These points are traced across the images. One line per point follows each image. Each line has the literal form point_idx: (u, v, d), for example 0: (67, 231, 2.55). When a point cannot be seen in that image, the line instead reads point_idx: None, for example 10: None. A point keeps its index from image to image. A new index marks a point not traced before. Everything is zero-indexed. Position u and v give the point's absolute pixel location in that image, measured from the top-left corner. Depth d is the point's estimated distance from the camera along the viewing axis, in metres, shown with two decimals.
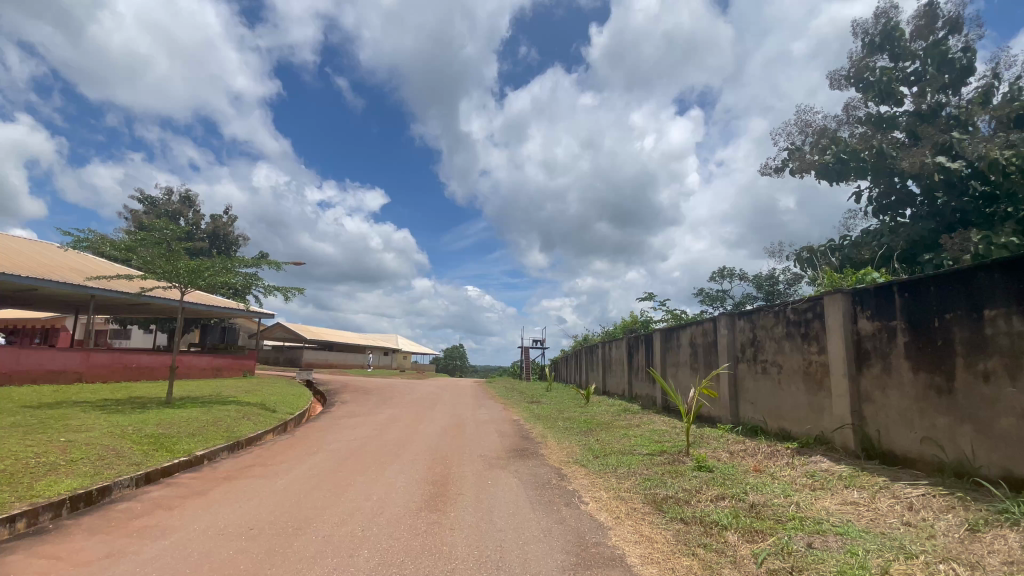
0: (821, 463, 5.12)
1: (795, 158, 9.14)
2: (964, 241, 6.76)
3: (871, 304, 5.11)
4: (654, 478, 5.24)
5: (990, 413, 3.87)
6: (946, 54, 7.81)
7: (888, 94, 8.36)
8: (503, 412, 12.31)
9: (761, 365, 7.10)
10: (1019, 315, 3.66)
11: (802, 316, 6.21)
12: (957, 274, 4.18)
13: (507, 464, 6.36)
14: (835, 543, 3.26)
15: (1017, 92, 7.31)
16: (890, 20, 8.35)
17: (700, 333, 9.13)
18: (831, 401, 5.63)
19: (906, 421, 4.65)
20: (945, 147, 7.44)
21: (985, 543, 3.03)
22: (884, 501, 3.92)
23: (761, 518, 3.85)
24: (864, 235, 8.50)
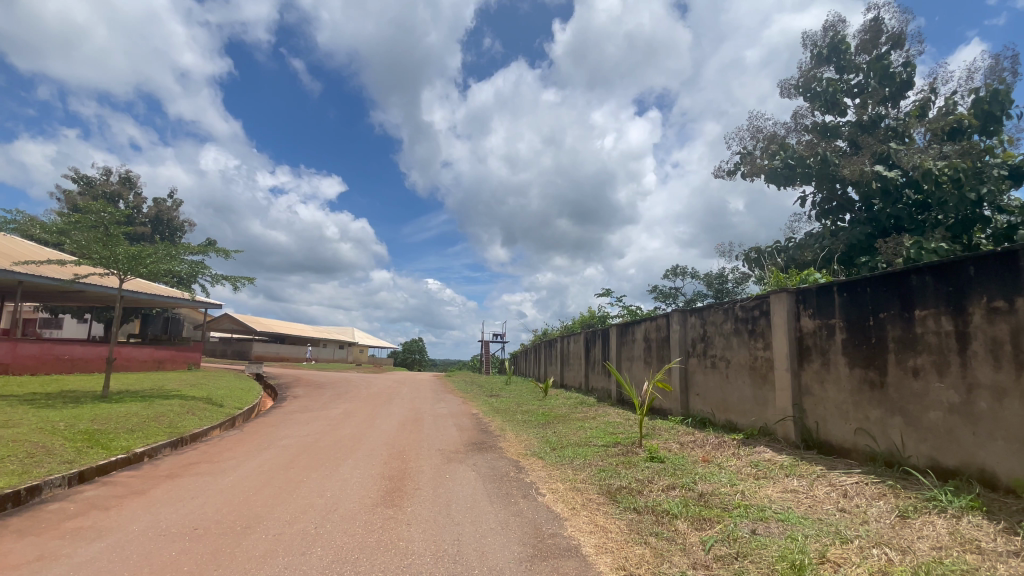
0: (764, 453, 5.40)
1: (747, 162, 9.54)
2: (896, 246, 7.24)
3: (813, 303, 5.42)
4: (608, 468, 5.39)
5: (918, 406, 4.19)
6: (887, 69, 8.32)
7: (833, 104, 8.84)
8: (461, 405, 12.30)
9: (710, 360, 7.40)
10: (946, 316, 3.97)
11: (750, 314, 6.51)
12: (892, 276, 4.48)
13: (465, 458, 6.36)
14: (777, 530, 3.46)
15: (949, 107, 7.87)
16: (837, 34, 8.82)
17: (654, 329, 9.42)
18: (774, 394, 5.95)
19: (842, 414, 4.98)
20: (883, 156, 7.95)
21: (914, 529, 3.29)
22: (821, 489, 4.19)
23: (709, 506, 4.03)
24: (807, 237, 8.98)
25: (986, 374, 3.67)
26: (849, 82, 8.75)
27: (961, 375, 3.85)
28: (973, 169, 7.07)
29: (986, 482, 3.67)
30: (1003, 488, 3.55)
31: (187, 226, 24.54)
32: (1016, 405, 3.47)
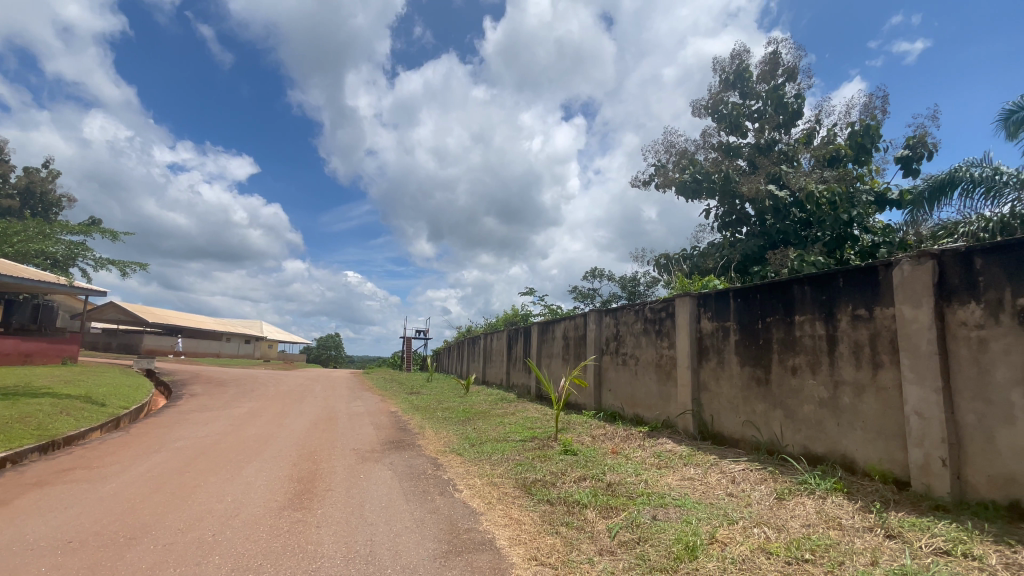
0: (666, 444, 5.84)
1: (661, 174, 10.17)
2: (783, 257, 8.09)
3: (712, 306, 5.93)
4: (524, 462, 5.54)
5: (795, 400, 4.74)
6: (782, 98, 9.27)
7: (736, 127, 9.69)
8: (379, 404, 11.96)
9: (622, 357, 7.83)
10: (819, 321, 4.53)
11: (657, 315, 6.98)
12: (777, 285, 5.04)
13: (382, 457, 6.20)
14: (675, 514, 3.76)
15: (830, 137, 8.94)
16: (742, 62, 9.67)
17: (572, 328, 9.77)
18: (676, 389, 6.44)
19: (733, 407, 5.51)
20: (776, 177, 8.84)
21: (789, 509, 3.73)
22: (714, 476, 4.61)
23: (616, 495, 4.30)
24: (709, 246, 9.79)
25: (850, 373, 4.23)
26: (750, 107, 9.64)
27: (830, 373, 4.40)
28: (845, 193, 8.10)
29: (847, 466, 4.24)
30: (860, 471, 4.12)
31: (66, 202, 21.61)
32: (873, 400, 4.04)
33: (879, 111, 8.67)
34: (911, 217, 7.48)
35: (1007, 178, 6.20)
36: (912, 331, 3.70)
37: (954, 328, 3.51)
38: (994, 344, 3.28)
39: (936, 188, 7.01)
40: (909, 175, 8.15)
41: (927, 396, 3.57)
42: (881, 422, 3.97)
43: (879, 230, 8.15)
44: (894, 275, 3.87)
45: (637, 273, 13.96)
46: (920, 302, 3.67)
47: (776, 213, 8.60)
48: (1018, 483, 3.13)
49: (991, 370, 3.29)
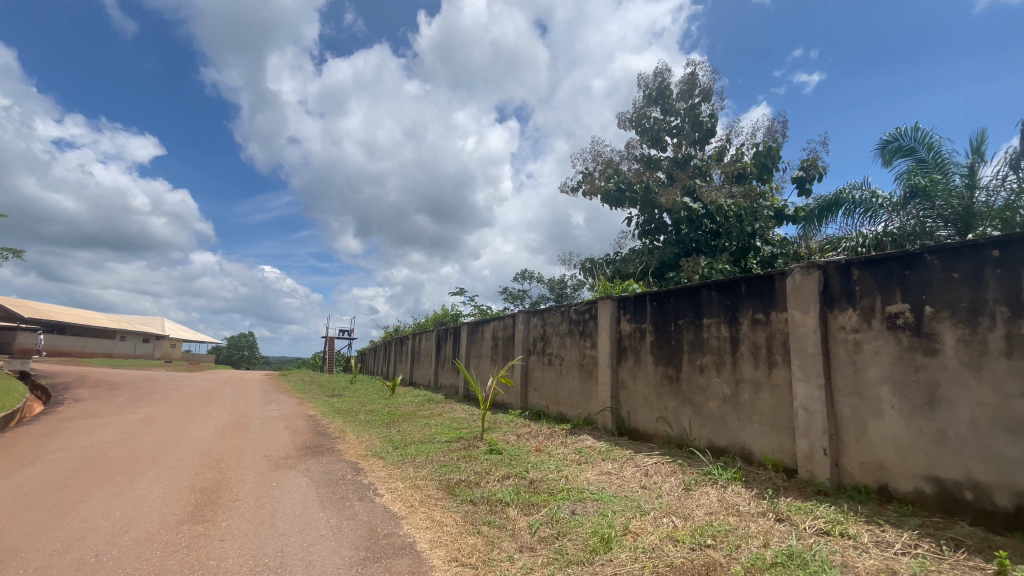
0: (586, 440, 6.07)
1: (588, 182, 10.54)
2: (695, 264, 8.69)
3: (630, 309, 6.24)
4: (449, 463, 5.50)
5: (701, 396, 5.12)
6: (698, 117, 9.96)
7: (657, 141, 10.28)
8: (297, 407, 11.35)
9: (548, 357, 8.02)
10: (724, 324, 4.92)
11: (582, 317, 7.22)
12: (688, 290, 5.40)
13: (297, 463, 5.88)
14: (592, 508, 3.92)
15: (738, 155, 9.73)
16: (664, 80, 10.27)
17: (501, 328, 9.85)
18: (597, 387, 6.71)
19: (648, 404, 5.83)
20: (690, 190, 9.48)
21: (694, 498, 4.02)
22: (629, 469, 4.86)
23: (537, 492, 4.39)
24: (631, 252, 10.30)
25: (749, 371, 4.63)
26: (670, 123, 10.26)
27: (732, 372, 4.80)
28: (749, 208, 8.87)
29: (745, 457, 4.64)
30: (756, 461, 4.52)
31: None
32: (768, 396, 4.45)
33: (779, 134, 9.57)
34: (804, 230, 8.32)
35: (881, 201, 7.06)
36: (801, 334, 4.13)
37: (835, 331, 3.95)
38: (867, 346, 3.73)
39: (825, 206, 7.84)
40: (802, 194, 9.07)
41: (813, 392, 3.99)
42: (774, 416, 4.38)
43: (777, 242, 8.99)
44: (788, 283, 4.30)
45: (564, 276, 14.36)
46: (809, 307, 4.10)
47: (690, 223, 9.22)
48: (884, 468, 3.58)
49: (865, 369, 3.74)
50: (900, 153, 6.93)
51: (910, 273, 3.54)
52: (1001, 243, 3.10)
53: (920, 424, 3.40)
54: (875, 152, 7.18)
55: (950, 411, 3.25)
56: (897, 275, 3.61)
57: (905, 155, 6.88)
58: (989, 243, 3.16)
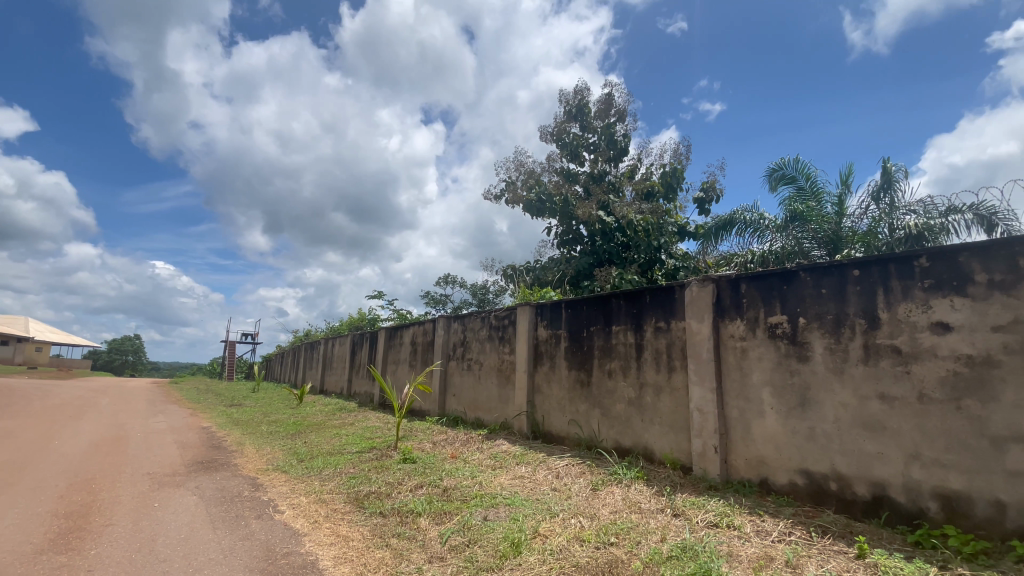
0: (502, 445, 6.12)
1: (510, 190, 10.72)
2: (608, 274, 9.14)
3: (547, 315, 6.42)
4: (359, 475, 5.28)
5: (610, 400, 5.38)
6: (614, 136, 10.52)
7: (576, 155, 10.70)
8: (188, 418, 10.31)
9: (467, 362, 8.00)
10: (631, 331, 5.21)
11: (501, 323, 7.30)
12: (600, 298, 5.67)
13: (185, 481, 5.34)
14: (503, 513, 3.96)
15: (649, 174, 10.40)
16: (583, 98, 10.73)
17: (420, 333, 9.67)
18: (514, 392, 6.80)
19: (561, 408, 6.02)
20: (605, 204, 9.96)
21: (601, 498, 4.20)
22: (541, 473, 4.98)
23: (450, 500, 4.35)
24: (550, 261, 10.60)
25: (652, 376, 4.95)
26: (588, 140, 10.73)
27: (637, 376, 5.09)
28: (657, 223, 9.51)
29: (647, 456, 4.94)
30: (657, 459, 4.83)
31: None
32: (668, 398, 4.77)
33: (684, 157, 10.35)
34: (702, 245, 9.05)
35: (767, 222, 7.89)
36: (697, 341, 4.49)
37: (726, 339, 4.34)
38: (753, 353, 4.14)
39: (721, 225, 8.59)
40: (703, 214, 9.89)
41: (707, 395, 4.35)
42: (673, 417, 4.72)
43: (680, 256, 9.69)
44: (686, 295, 4.66)
45: (487, 282, 14.44)
46: (705, 317, 4.46)
47: (604, 235, 9.68)
48: (765, 463, 3.98)
49: (750, 373, 4.14)
50: (783, 181, 7.79)
51: (788, 288, 3.98)
52: (859, 264, 3.58)
53: (795, 423, 3.82)
54: (763, 178, 8.00)
55: (818, 411, 3.69)
56: (777, 289, 4.04)
57: (788, 183, 7.75)
58: (850, 264, 3.63)
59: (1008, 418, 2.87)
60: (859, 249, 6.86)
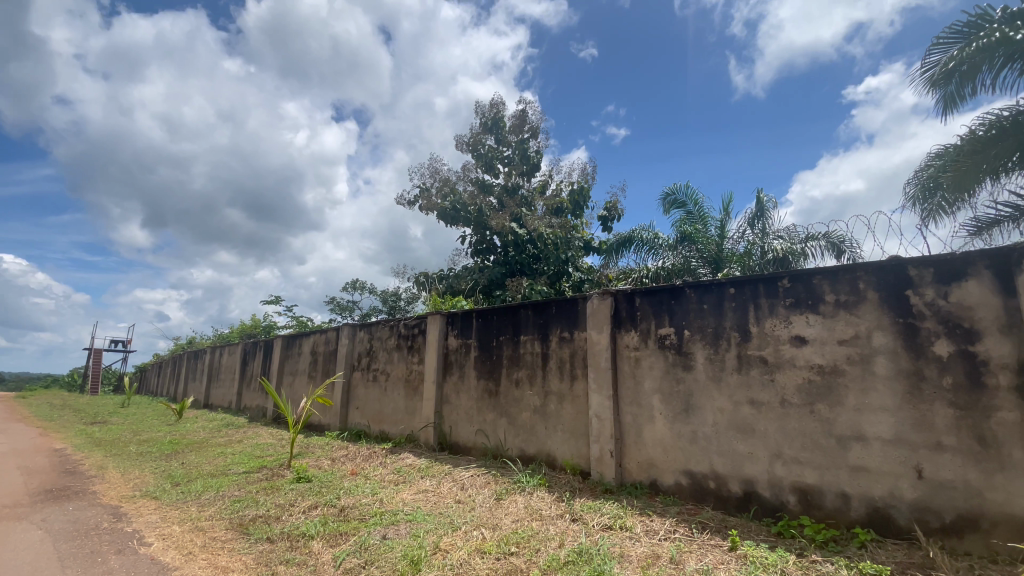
0: (406, 458, 5.96)
1: (423, 197, 10.57)
2: (519, 285, 9.33)
3: (457, 324, 6.39)
4: (245, 498, 4.83)
5: (516, 408, 5.47)
6: (527, 151, 10.82)
7: (490, 167, 10.84)
8: (31, 440, 8.78)
9: (372, 373, 7.70)
10: (538, 341, 5.36)
11: (410, 332, 7.12)
12: (509, 309, 5.76)
13: (24, 515, 4.52)
14: (404, 530, 3.85)
15: (559, 190, 10.81)
16: (498, 112, 10.93)
17: (322, 342, 9.14)
18: (421, 403, 6.65)
19: (468, 418, 6.00)
20: (518, 217, 10.18)
21: (504, 507, 4.24)
22: (446, 485, 4.91)
23: (347, 520, 4.14)
24: (463, 269, 10.60)
25: (556, 384, 5.11)
26: (503, 153, 10.92)
27: (542, 385, 5.24)
28: (565, 237, 9.90)
29: (549, 463, 5.08)
30: (559, 466, 4.98)
31: None
32: (570, 406, 4.96)
33: (591, 177, 10.89)
34: (604, 260, 9.56)
35: (661, 241, 8.55)
36: (597, 351, 4.72)
37: (623, 349, 4.61)
38: (645, 362, 4.44)
39: (622, 242, 9.15)
40: (606, 231, 10.47)
41: (605, 402, 4.58)
42: (574, 424, 4.90)
43: (585, 269, 10.15)
44: (588, 306, 4.89)
45: (397, 290, 14.07)
46: (604, 328, 4.71)
47: (516, 246, 9.87)
48: (655, 465, 4.27)
49: (643, 382, 4.43)
50: (675, 205, 8.51)
51: (676, 302, 4.33)
52: (734, 283, 4.00)
53: (680, 427, 4.15)
54: (658, 202, 8.69)
55: (700, 416, 4.04)
56: (667, 303, 4.38)
57: (679, 207, 8.48)
58: (727, 282, 4.04)
59: (849, 419, 3.35)
60: (736, 267, 7.62)
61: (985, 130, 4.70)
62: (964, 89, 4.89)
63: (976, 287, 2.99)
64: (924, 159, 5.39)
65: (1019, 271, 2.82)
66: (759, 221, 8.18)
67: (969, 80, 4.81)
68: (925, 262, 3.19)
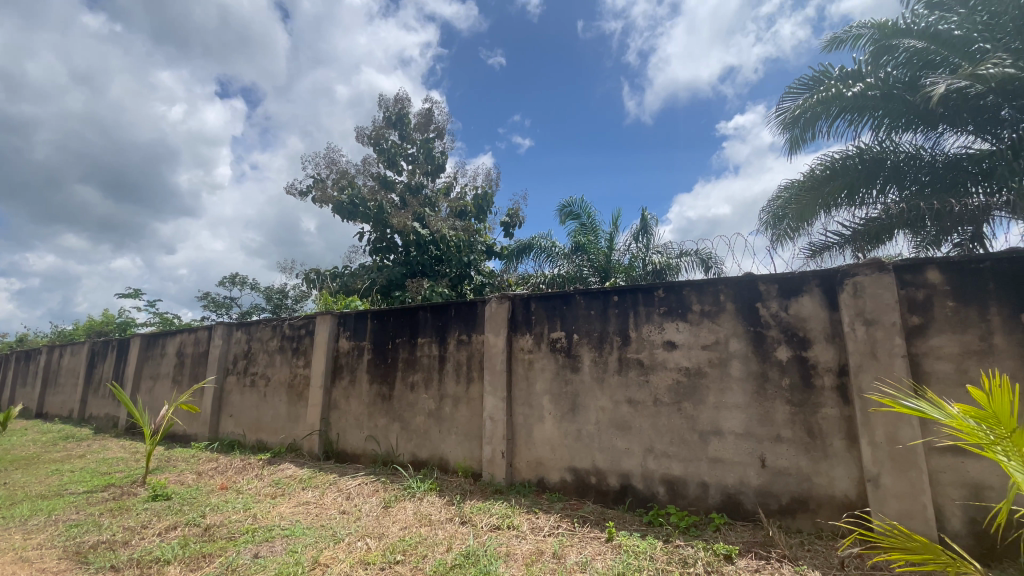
0: (286, 469, 5.53)
1: (318, 189, 9.95)
2: (419, 286, 9.16)
3: (350, 326, 6.09)
4: (83, 522, 4.15)
5: (410, 413, 5.35)
6: (431, 151, 10.68)
7: (393, 163, 10.52)
8: None
9: (250, 377, 7.06)
10: (435, 343, 5.30)
11: (296, 332, 6.64)
12: (407, 311, 5.62)
13: None
14: (279, 547, 3.56)
15: (463, 193, 10.81)
16: (403, 107, 10.66)
17: (191, 342, 8.17)
18: (306, 410, 6.23)
19: (358, 424, 5.75)
20: (420, 217, 10.01)
21: (392, 515, 4.12)
22: (330, 496, 4.64)
23: (213, 539, 3.73)
24: (359, 268, 10.15)
25: (452, 387, 5.09)
26: (407, 150, 10.66)
27: (438, 388, 5.19)
28: (467, 240, 9.91)
29: (441, 467, 5.03)
30: (451, 469, 4.96)
31: None
32: (464, 409, 4.97)
33: (495, 183, 11.04)
34: (505, 264, 9.73)
35: (558, 250, 8.94)
36: (492, 354, 4.79)
37: (517, 351, 4.73)
38: (538, 364, 4.60)
39: (522, 248, 9.40)
40: (508, 237, 10.68)
41: (498, 404, 4.66)
42: (468, 427, 4.92)
43: (486, 273, 10.27)
44: (486, 310, 4.95)
45: (285, 287, 13.07)
46: (500, 331, 4.80)
47: (418, 247, 9.70)
48: (543, 464, 4.43)
49: (535, 383, 4.58)
50: (571, 216, 8.96)
51: (568, 307, 4.54)
52: (619, 291, 4.30)
53: (567, 426, 4.35)
54: (556, 212, 9.07)
55: (585, 415, 4.28)
56: (559, 308, 4.58)
57: (574, 219, 8.93)
58: (612, 290, 4.33)
59: (710, 415, 3.76)
60: (621, 278, 8.27)
61: (821, 170, 5.58)
62: (807, 133, 5.74)
63: (809, 301, 3.54)
64: (776, 191, 6.24)
65: (841, 289, 3.38)
66: (643, 235, 8.90)
67: (810, 126, 5.66)
68: (772, 278, 3.69)
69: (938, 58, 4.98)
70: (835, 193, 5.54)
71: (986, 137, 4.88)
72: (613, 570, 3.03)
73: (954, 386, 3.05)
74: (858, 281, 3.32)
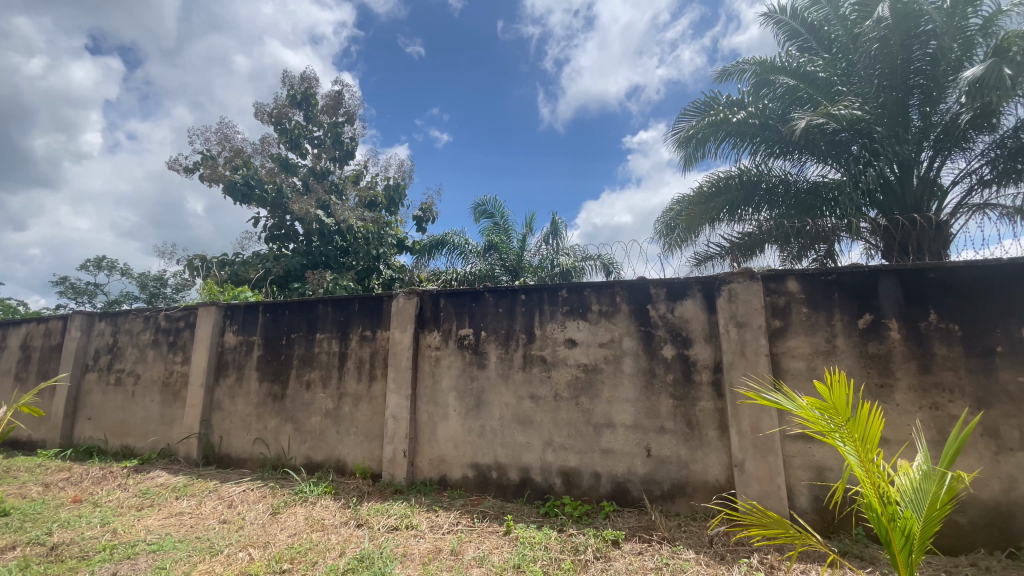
0: (157, 477, 4.95)
1: (207, 166, 9.02)
2: (321, 278, 8.69)
3: (238, 319, 5.60)
4: None
5: (304, 413, 5.04)
6: (340, 136, 10.14)
7: (296, 145, 9.84)
8: None
9: (115, 375, 6.22)
10: (335, 339, 5.04)
11: (173, 325, 5.96)
12: (305, 305, 5.29)
13: None
14: (144, 564, 3.19)
15: (373, 183, 10.40)
16: (310, 87, 10.00)
17: (40, 334, 7.01)
18: (183, 411, 5.62)
19: (245, 426, 5.31)
20: (325, 205, 9.47)
21: (280, 522, 3.85)
22: (209, 505, 4.24)
23: (61, 560, 3.24)
24: (253, 256, 9.36)
25: (353, 385, 4.88)
26: (312, 133, 10.03)
27: (337, 386, 4.95)
28: (376, 232, 9.51)
29: (338, 468, 4.81)
30: (348, 471, 4.76)
31: None
32: (365, 407, 4.79)
33: (408, 175, 10.76)
34: (416, 259, 9.45)
35: (471, 248, 8.94)
36: (397, 350, 4.67)
37: (424, 348, 4.66)
38: (444, 361, 4.56)
39: (435, 243, 9.27)
40: (420, 231, 10.47)
41: (401, 402, 4.55)
42: (368, 426, 4.75)
43: (397, 267, 9.96)
44: (392, 305, 4.81)
45: (164, 274, 11.74)
46: (406, 327, 4.69)
47: (321, 237, 9.16)
48: (445, 461, 4.41)
49: (440, 380, 4.55)
50: (484, 215, 9.01)
51: (476, 304, 4.56)
52: (525, 290, 4.40)
53: (471, 422, 4.37)
54: (469, 210, 9.06)
55: (489, 411, 4.33)
56: (467, 305, 4.58)
57: (487, 218, 9.00)
58: (519, 289, 4.41)
59: (604, 409, 3.98)
60: (531, 278, 8.50)
61: (708, 187, 6.15)
62: (697, 152, 6.29)
63: (692, 305, 3.88)
64: (669, 203, 6.77)
65: (719, 295, 3.76)
66: (554, 238, 9.18)
67: (701, 146, 6.21)
68: (662, 282, 3.98)
69: (805, 95, 5.69)
70: (718, 208, 6.13)
71: (838, 169, 5.68)
72: (509, 563, 3.09)
73: (804, 381, 3.51)
74: (733, 287, 3.71)
